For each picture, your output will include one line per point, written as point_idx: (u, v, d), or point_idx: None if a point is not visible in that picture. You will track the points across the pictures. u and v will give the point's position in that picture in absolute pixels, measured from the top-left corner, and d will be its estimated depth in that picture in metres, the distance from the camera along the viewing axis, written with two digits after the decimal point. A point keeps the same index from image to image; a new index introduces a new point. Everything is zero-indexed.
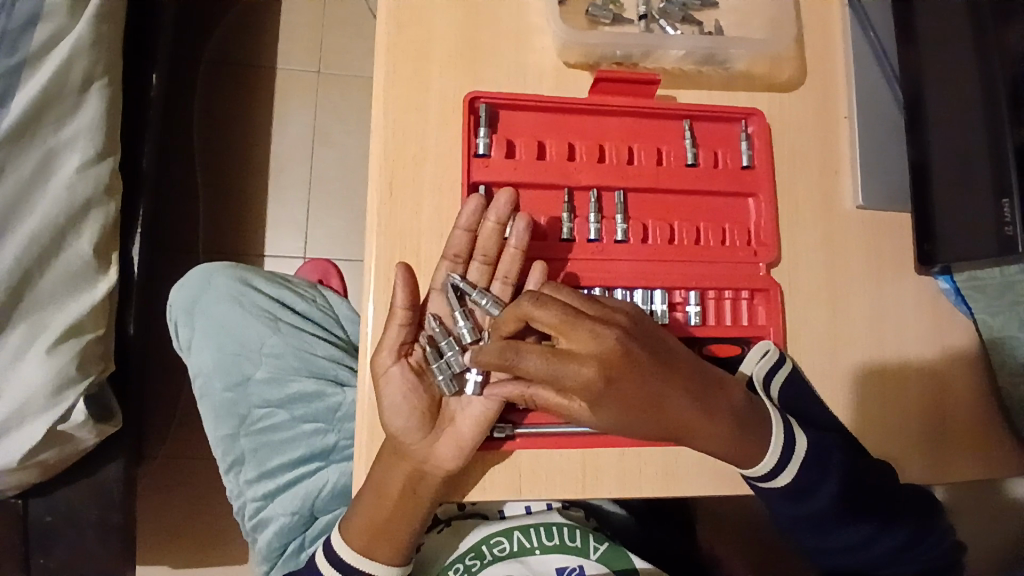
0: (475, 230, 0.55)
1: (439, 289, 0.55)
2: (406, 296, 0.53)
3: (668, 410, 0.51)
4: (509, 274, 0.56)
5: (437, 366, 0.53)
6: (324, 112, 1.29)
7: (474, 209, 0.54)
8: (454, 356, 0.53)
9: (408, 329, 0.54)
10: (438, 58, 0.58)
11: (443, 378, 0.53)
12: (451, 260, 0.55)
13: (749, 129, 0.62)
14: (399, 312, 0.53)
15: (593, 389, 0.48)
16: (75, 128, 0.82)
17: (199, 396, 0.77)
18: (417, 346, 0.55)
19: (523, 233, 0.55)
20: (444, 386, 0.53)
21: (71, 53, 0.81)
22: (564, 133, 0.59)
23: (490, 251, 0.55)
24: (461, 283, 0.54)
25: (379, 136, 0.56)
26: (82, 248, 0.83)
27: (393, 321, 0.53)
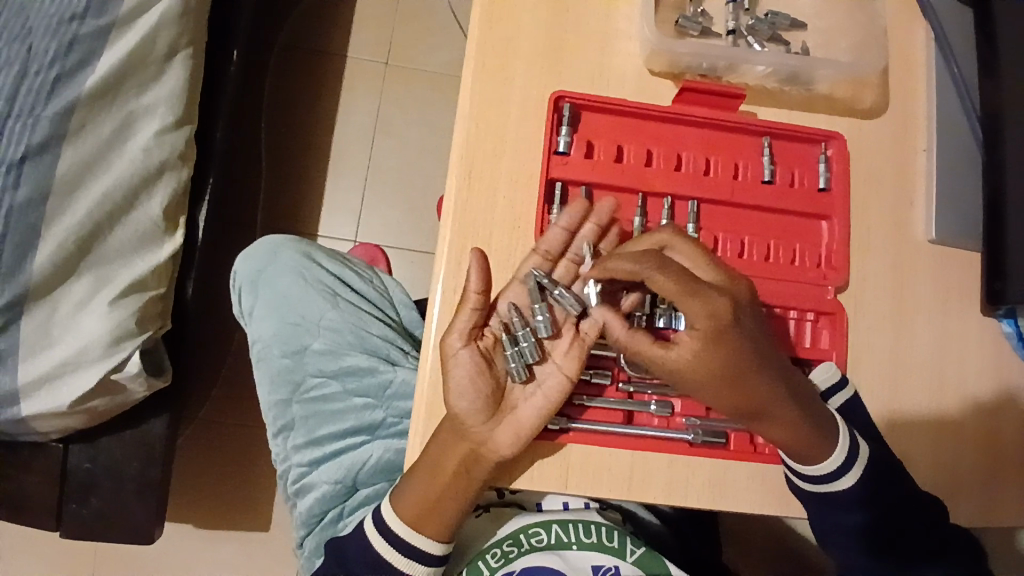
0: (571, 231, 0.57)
1: (519, 280, 0.56)
2: (480, 281, 0.54)
3: (763, 372, 0.54)
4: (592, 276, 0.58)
5: (510, 354, 0.56)
6: (387, 102, 1.33)
7: (573, 214, 0.56)
8: (528, 345, 0.56)
9: (479, 314, 0.55)
10: (525, 56, 0.60)
11: (515, 366, 0.55)
12: (541, 255, 0.56)
13: (828, 152, 0.62)
14: (473, 296, 0.54)
15: (715, 321, 0.52)
16: (156, 94, 0.87)
17: (255, 361, 0.81)
18: (487, 332, 0.57)
19: (612, 242, 0.58)
20: (513, 372, 0.56)
21: (159, 23, 0.85)
22: (643, 139, 0.60)
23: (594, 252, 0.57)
24: (545, 279, 0.56)
25: (463, 126, 0.58)
26: (151, 210, 0.87)
27: (465, 306, 0.54)
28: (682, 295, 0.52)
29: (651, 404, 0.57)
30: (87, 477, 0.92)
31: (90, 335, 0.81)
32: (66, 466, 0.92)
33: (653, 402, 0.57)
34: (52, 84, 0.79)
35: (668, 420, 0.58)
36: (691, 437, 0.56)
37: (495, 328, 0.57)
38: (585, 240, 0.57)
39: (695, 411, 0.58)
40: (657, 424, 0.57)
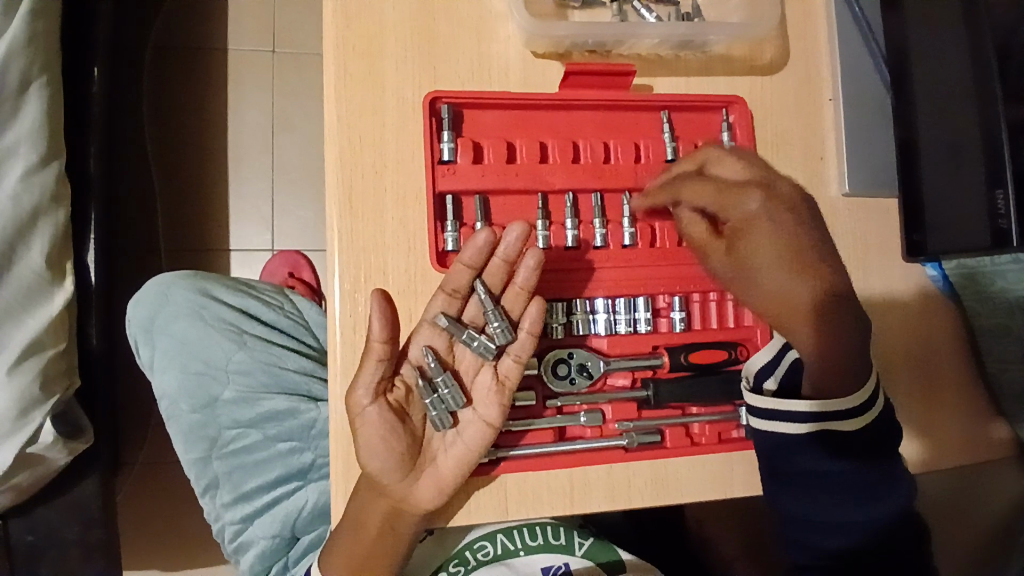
0: (480, 266, 0.50)
1: (429, 322, 0.50)
2: (384, 330, 0.47)
3: (771, 281, 0.53)
4: (512, 308, 0.50)
5: (430, 402, 0.49)
6: (282, 97, 1.22)
7: (483, 243, 0.48)
8: (449, 391, 0.49)
9: (387, 365, 0.48)
10: (395, 55, 0.53)
11: (436, 414, 0.49)
12: (448, 294, 0.49)
13: (730, 118, 0.58)
14: (376, 346, 0.47)
15: (738, 227, 0.53)
16: (16, 133, 0.76)
17: (166, 419, 0.74)
18: (397, 382, 0.50)
19: (531, 271, 0.50)
20: (437, 421, 0.49)
21: (8, 52, 0.74)
22: (534, 133, 0.55)
23: (496, 277, 0.50)
24: (453, 324, 0.49)
25: (335, 145, 0.52)
26: (33, 260, 0.78)
27: (370, 358, 0.47)
28: (716, 203, 0.53)
29: (581, 416, 0.53)
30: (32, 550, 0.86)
31: None
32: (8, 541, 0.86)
33: (583, 413, 0.53)
34: None
35: (600, 428, 0.54)
36: (626, 443, 0.53)
37: (407, 376, 0.50)
38: (506, 274, 0.50)
39: (626, 413, 0.55)
40: (590, 434, 0.54)
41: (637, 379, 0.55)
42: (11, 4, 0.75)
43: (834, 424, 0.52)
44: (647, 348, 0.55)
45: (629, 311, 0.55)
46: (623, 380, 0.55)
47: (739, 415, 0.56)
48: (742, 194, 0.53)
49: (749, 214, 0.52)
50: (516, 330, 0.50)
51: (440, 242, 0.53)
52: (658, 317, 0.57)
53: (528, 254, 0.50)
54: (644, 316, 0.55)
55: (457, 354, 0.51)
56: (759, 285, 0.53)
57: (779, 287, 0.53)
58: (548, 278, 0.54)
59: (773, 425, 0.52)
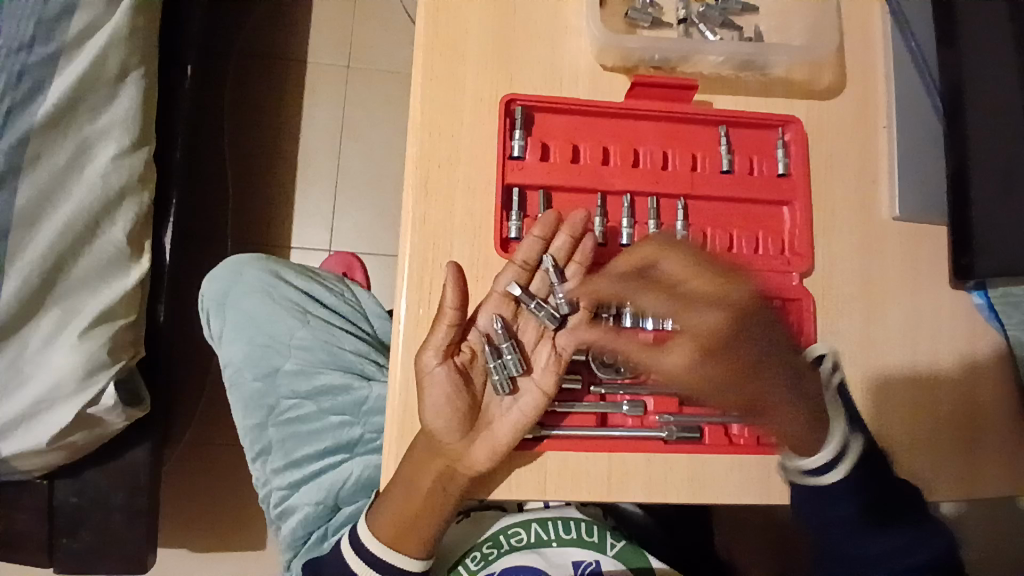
0: (548, 240, 0.55)
1: (498, 292, 0.54)
2: (457, 297, 0.51)
3: (757, 378, 0.51)
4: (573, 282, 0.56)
5: (493, 366, 0.53)
6: (352, 107, 1.31)
7: (552, 220, 0.54)
8: (512, 357, 0.53)
9: (455, 331, 0.52)
10: (474, 60, 0.58)
11: (499, 378, 0.53)
12: (518, 266, 0.54)
13: (786, 137, 0.61)
14: (449, 313, 0.51)
15: (713, 334, 0.50)
16: (110, 117, 0.85)
17: (228, 386, 0.79)
18: (464, 346, 0.54)
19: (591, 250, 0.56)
20: (498, 385, 0.53)
21: (107, 44, 0.83)
22: (598, 137, 0.59)
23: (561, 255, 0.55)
24: (522, 292, 0.54)
25: (415, 136, 0.57)
26: (114, 236, 0.85)
27: (441, 323, 0.51)
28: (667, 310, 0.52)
29: (624, 405, 0.56)
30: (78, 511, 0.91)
31: (63, 367, 0.80)
32: (53, 502, 0.91)
33: (625, 402, 0.56)
34: (5, 114, 0.77)
35: (641, 418, 0.57)
36: (665, 435, 0.55)
37: (473, 342, 0.54)
38: (571, 250, 0.55)
39: (667, 408, 0.57)
40: (631, 424, 0.56)
41: None
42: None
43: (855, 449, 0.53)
44: None
45: None
46: None
47: None
48: (705, 303, 0.51)
49: (702, 326, 0.50)
50: (576, 302, 0.56)
51: (504, 229, 0.57)
52: None
53: (588, 237, 0.56)
54: None
55: (520, 323, 0.55)
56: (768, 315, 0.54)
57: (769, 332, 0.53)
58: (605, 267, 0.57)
59: (808, 480, 0.53)
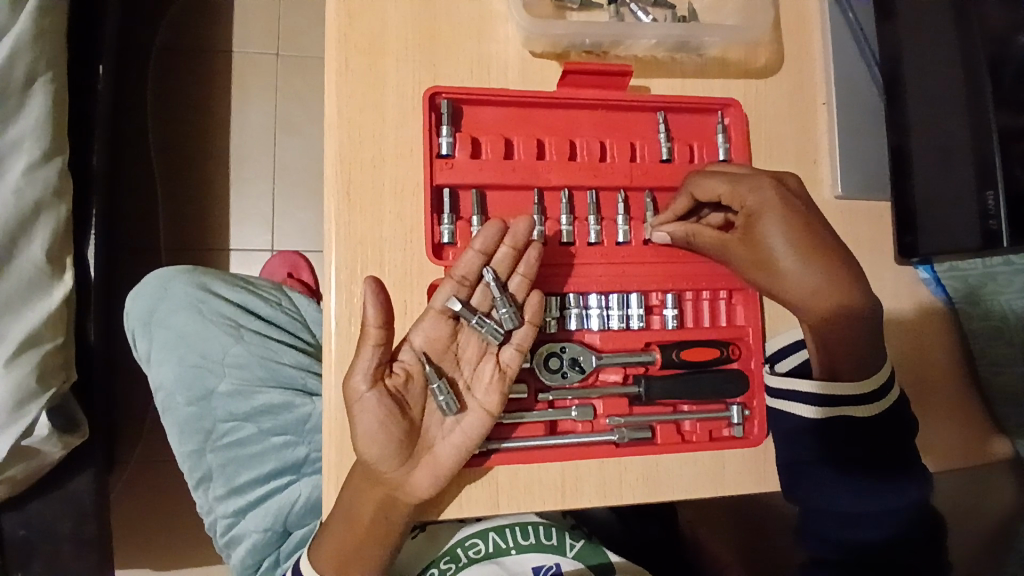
0: (489, 253, 0.51)
1: (435, 309, 0.50)
2: (379, 314, 0.47)
3: None
4: (517, 292, 0.51)
5: (437, 387, 0.48)
6: (285, 99, 1.23)
7: (493, 232, 0.50)
8: (445, 397, 0.48)
9: (384, 350, 0.48)
10: (396, 52, 0.54)
11: (444, 398, 0.48)
12: (458, 281, 0.50)
13: (725, 120, 0.59)
14: (372, 332, 0.47)
15: None
16: (20, 129, 0.77)
17: (161, 412, 0.74)
18: (397, 367, 0.49)
19: (535, 261, 0.51)
20: (444, 405, 0.49)
21: (14, 50, 0.75)
22: (532, 131, 0.56)
23: (502, 268, 0.51)
24: (462, 308, 0.49)
25: (333, 139, 0.52)
26: (33, 254, 0.79)
27: (366, 343, 0.47)
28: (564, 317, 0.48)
29: (573, 410, 0.53)
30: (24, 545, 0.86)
31: None
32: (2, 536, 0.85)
33: (574, 407, 0.54)
34: None
35: (592, 423, 0.55)
36: (617, 438, 0.53)
37: (404, 364, 0.49)
38: (513, 258, 0.51)
39: (617, 409, 0.55)
40: (580, 429, 0.54)
41: (629, 374, 0.56)
42: None
43: (850, 408, 0.55)
44: (640, 345, 0.56)
45: (622, 308, 0.55)
46: (615, 376, 0.55)
47: (730, 413, 0.56)
48: None
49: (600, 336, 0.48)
50: (521, 317, 0.51)
51: (436, 234, 0.53)
52: (650, 314, 0.57)
53: (532, 247, 0.51)
54: (636, 313, 0.55)
55: (460, 341, 0.51)
56: (783, 277, 0.55)
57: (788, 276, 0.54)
58: (550, 272, 0.54)
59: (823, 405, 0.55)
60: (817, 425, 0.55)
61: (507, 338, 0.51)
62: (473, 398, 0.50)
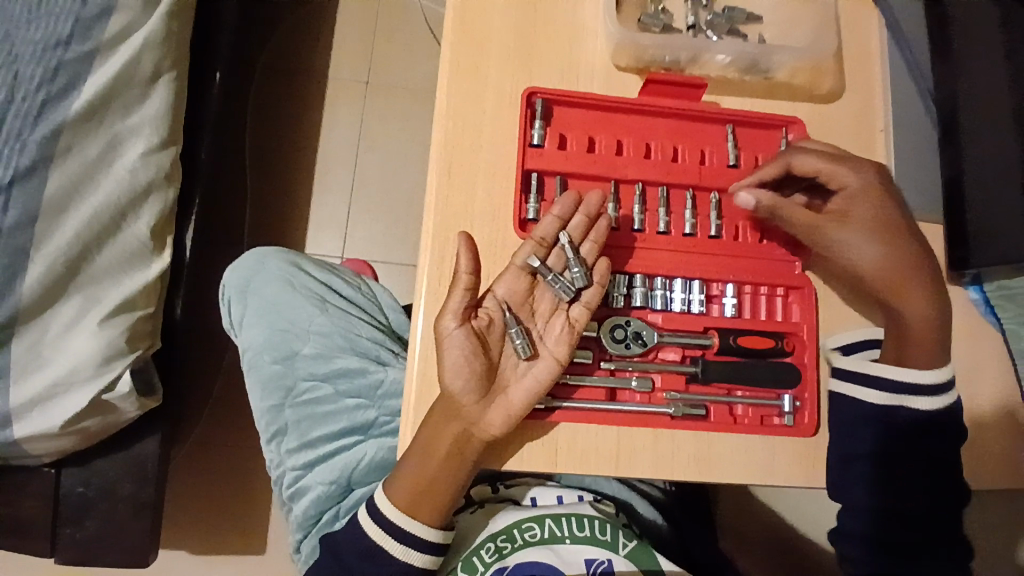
0: (567, 218, 0.57)
1: (516, 267, 0.56)
2: (471, 263, 0.54)
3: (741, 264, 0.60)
4: (587, 257, 0.57)
5: (516, 331, 0.54)
6: (370, 119, 1.36)
7: (572, 201, 0.56)
8: (521, 341, 0.54)
9: (472, 296, 0.54)
10: (500, 57, 0.62)
11: (520, 342, 0.54)
12: (537, 242, 0.56)
13: (789, 136, 0.64)
14: (464, 278, 0.53)
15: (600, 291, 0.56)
16: (140, 117, 0.87)
17: (247, 370, 0.82)
18: (481, 312, 0.55)
19: (604, 230, 0.57)
20: (519, 349, 0.54)
21: (145, 43, 0.87)
22: (613, 131, 0.63)
23: (576, 232, 0.56)
24: (540, 265, 0.55)
25: (441, 124, 0.60)
26: (138, 229, 0.86)
27: (457, 288, 0.53)
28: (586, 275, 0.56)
29: (632, 380, 0.58)
30: (81, 502, 0.86)
31: (79, 352, 0.79)
32: (59, 491, 0.86)
33: (634, 378, 0.58)
34: (38, 109, 0.79)
35: (649, 394, 0.59)
36: (672, 411, 0.58)
37: (489, 309, 0.55)
38: (586, 225, 0.57)
39: (674, 385, 0.59)
40: (639, 400, 0.59)
41: (687, 355, 0.61)
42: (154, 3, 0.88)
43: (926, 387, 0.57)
44: (700, 328, 0.61)
45: (685, 291, 0.60)
46: (673, 355, 0.60)
47: (782, 402, 0.60)
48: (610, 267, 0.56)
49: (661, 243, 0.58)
50: (590, 278, 0.56)
51: (523, 211, 0.60)
52: (710, 303, 0.62)
53: (602, 218, 0.57)
54: (697, 297, 0.60)
55: (536, 296, 0.57)
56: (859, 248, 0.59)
57: (860, 257, 0.58)
58: (621, 248, 0.60)
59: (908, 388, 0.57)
60: (867, 423, 0.58)
61: (577, 297, 0.56)
62: (543, 346, 0.55)
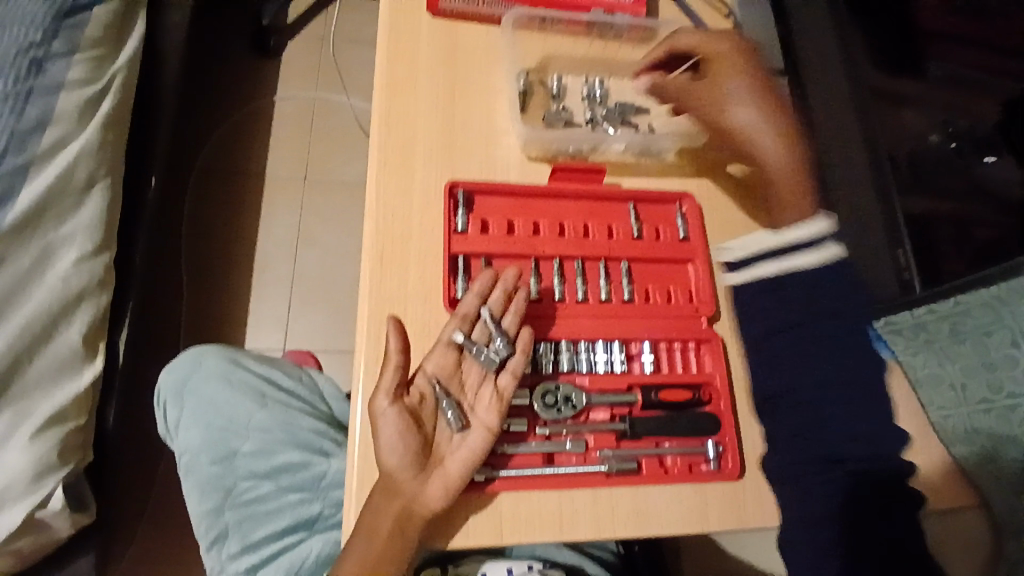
0: (486, 294, 0.62)
1: (443, 343, 0.60)
2: (400, 343, 0.58)
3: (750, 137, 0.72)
4: (509, 328, 0.61)
5: (448, 403, 0.58)
6: (308, 214, 1.40)
7: (490, 279, 0.62)
8: (452, 413, 0.57)
9: (404, 373, 0.57)
10: (422, 154, 0.68)
11: (451, 413, 0.57)
12: (459, 319, 0.60)
13: (683, 209, 0.73)
14: (393, 357, 0.57)
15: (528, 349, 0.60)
16: (74, 225, 0.90)
17: (185, 473, 0.80)
18: (413, 389, 0.58)
19: (523, 301, 0.62)
20: (451, 421, 0.57)
21: (78, 155, 0.90)
22: (529, 213, 0.69)
23: (496, 305, 0.61)
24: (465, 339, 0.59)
25: (371, 217, 0.65)
26: (71, 336, 0.86)
27: (388, 366, 0.57)
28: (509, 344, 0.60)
29: (567, 443, 0.61)
30: None
31: (8, 471, 0.76)
32: None
33: (568, 441, 0.61)
34: None
35: (584, 455, 0.62)
36: (606, 469, 0.60)
37: (421, 387, 0.58)
38: (505, 297, 0.62)
39: (607, 443, 0.63)
40: (575, 462, 0.61)
41: (616, 414, 0.64)
42: (87, 116, 0.93)
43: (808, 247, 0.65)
44: (623, 386, 0.65)
45: (605, 352, 0.66)
46: (603, 414, 0.64)
47: (707, 449, 0.64)
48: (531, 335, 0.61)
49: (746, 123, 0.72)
50: (513, 346, 0.60)
51: (452, 290, 0.64)
52: (630, 361, 0.67)
53: (518, 291, 0.63)
54: (618, 357, 0.65)
55: (464, 369, 0.60)
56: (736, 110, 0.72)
57: (769, 153, 0.71)
58: (540, 316, 0.65)
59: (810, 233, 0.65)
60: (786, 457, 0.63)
61: (502, 366, 0.60)
62: (474, 416, 0.58)
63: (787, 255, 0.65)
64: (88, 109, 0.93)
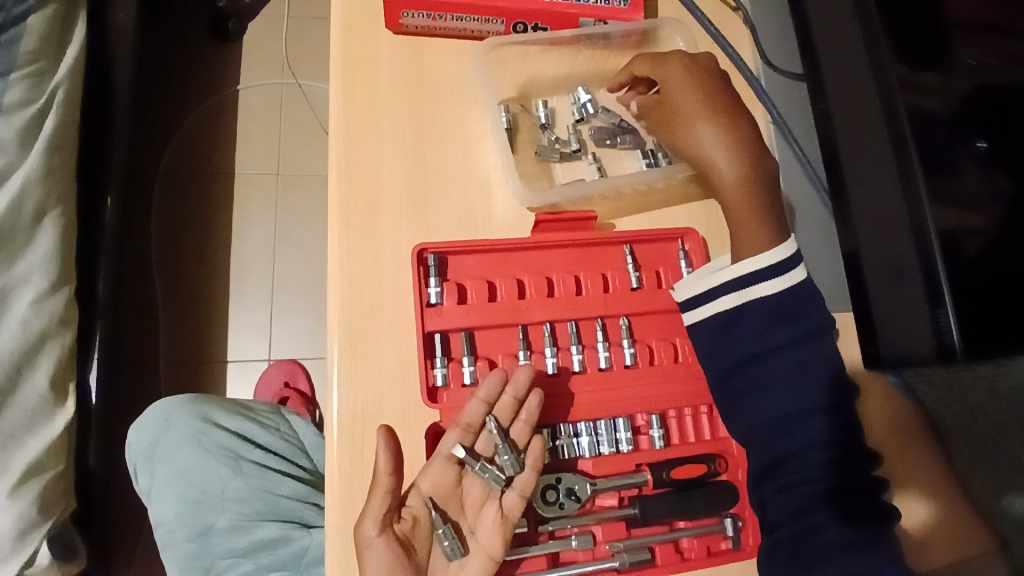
0: (493, 401, 0.54)
1: (444, 457, 0.52)
2: (391, 462, 0.50)
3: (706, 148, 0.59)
4: (519, 440, 0.55)
5: (443, 532, 0.51)
6: (285, 215, 1.30)
7: (495, 382, 0.54)
8: (450, 543, 0.51)
9: (392, 496, 0.50)
10: (390, 206, 0.59)
11: (449, 543, 0.51)
12: (464, 428, 0.53)
13: (686, 246, 0.63)
14: (382, 479, 0.50)
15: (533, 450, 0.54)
16: (28, 263, 0.78)
17: (162, 546, 0.75)
18: (405, 513, 0.52)
19: (535, 408, 0.54)
20: (448, 550, 0.51)
21: (21, 187, 0.78)
22: (512, 270, 0.61)
23: (502, 414, 0.54)
24: (469, 457, 0.52)
25: (336, 285, 0.56)
26: (37, 383, 0.77)
27: (377, 491, 0.50)
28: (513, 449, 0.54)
29: (573, 540, 0.55)
30: None
31: None
32: None
33: (574, 537, 0.55)
34: None
35: (593, 550, 0.56)
36: (618, 564, 0.55)
37: (411, 508, 0.52)
38: (512, 406, 0.55)
39: (616, 534, 0.57)
40: (582, 558, 0.56)
41: (624, 497, 0.58)
42: (31, 137, 0.80)
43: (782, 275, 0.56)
44: (632, 466, 0.58)
45: (612, 434, 0.58)
46: (610, 500, 0.58)
47: (725, 527, 0.58)
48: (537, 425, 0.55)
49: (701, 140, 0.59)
50: (522, 462, 0.54)
51: (430, 377, 0.56)
52: (638, 434, 0.60)
53: (531, 395, 0.55)
54: (624, 436, 0.58)
55: (465, 485, 0.54)
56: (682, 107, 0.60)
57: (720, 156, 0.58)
58: (546, 399, 0.57)
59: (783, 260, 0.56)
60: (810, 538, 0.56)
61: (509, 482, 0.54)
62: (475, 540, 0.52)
63: (748, 285, 0.55)
64: (32, 130, 0.81)
